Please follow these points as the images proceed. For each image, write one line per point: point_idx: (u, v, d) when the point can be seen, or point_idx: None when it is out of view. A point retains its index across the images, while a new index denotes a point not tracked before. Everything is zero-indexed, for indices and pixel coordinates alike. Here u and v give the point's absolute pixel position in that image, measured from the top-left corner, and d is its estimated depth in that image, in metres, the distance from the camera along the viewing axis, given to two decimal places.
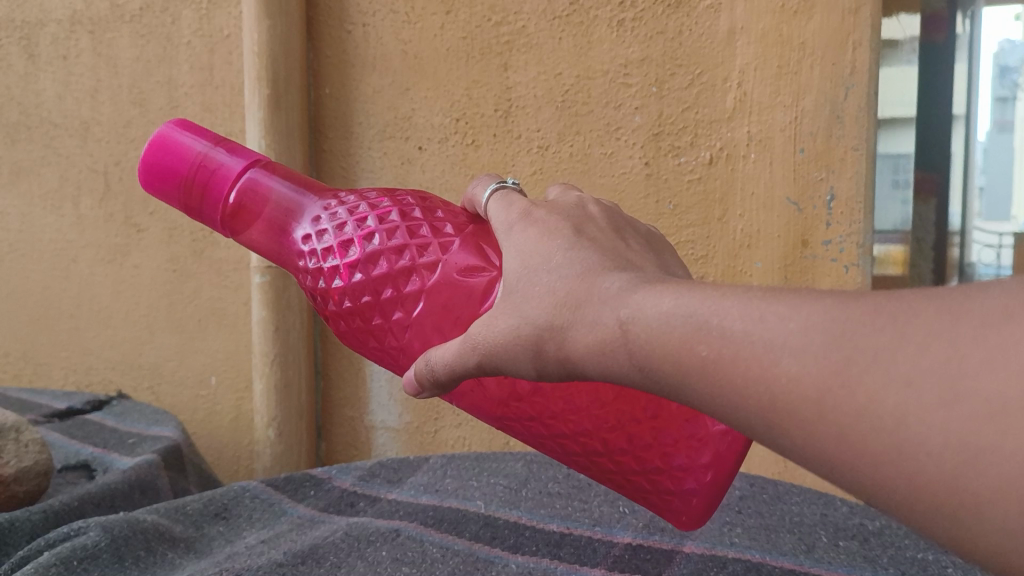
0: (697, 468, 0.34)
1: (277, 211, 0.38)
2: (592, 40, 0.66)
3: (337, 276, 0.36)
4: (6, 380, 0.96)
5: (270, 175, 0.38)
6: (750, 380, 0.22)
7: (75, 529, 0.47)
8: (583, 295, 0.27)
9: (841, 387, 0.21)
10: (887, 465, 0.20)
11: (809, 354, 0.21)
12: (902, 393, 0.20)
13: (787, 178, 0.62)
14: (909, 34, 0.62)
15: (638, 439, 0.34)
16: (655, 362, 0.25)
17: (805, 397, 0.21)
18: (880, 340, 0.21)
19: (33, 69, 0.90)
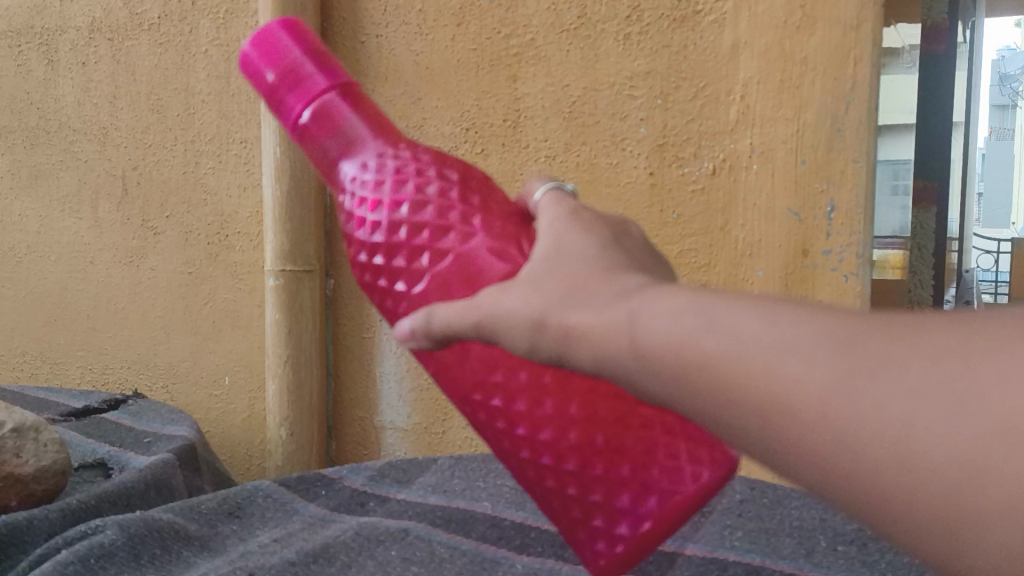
0: (641, 513, 0.30)
1: (336, 142, 0.33)
2: (599, 53, 0.67)
3: (366, 221, 0.31)
4: (25, 378, 0.99)
5: (353, 103, 0.33)
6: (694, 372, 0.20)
7: (92, 527, 0.49)
8: (572, 282, 0.24)
9: (770, 382, 0.19)
10: (802, 470, 0.19)
11: (746, 350, 0.19)
12: (817, 397, 0.18)
13: (788, 189, 0.63)
14: (909, 43, 0.62)
15: (593, 466, 0.31)
16: (612, 348, 0.22)
17: (730, 390, 0.20)
18: (818, 339, 0.19)
19: (53, 75, 0.92)
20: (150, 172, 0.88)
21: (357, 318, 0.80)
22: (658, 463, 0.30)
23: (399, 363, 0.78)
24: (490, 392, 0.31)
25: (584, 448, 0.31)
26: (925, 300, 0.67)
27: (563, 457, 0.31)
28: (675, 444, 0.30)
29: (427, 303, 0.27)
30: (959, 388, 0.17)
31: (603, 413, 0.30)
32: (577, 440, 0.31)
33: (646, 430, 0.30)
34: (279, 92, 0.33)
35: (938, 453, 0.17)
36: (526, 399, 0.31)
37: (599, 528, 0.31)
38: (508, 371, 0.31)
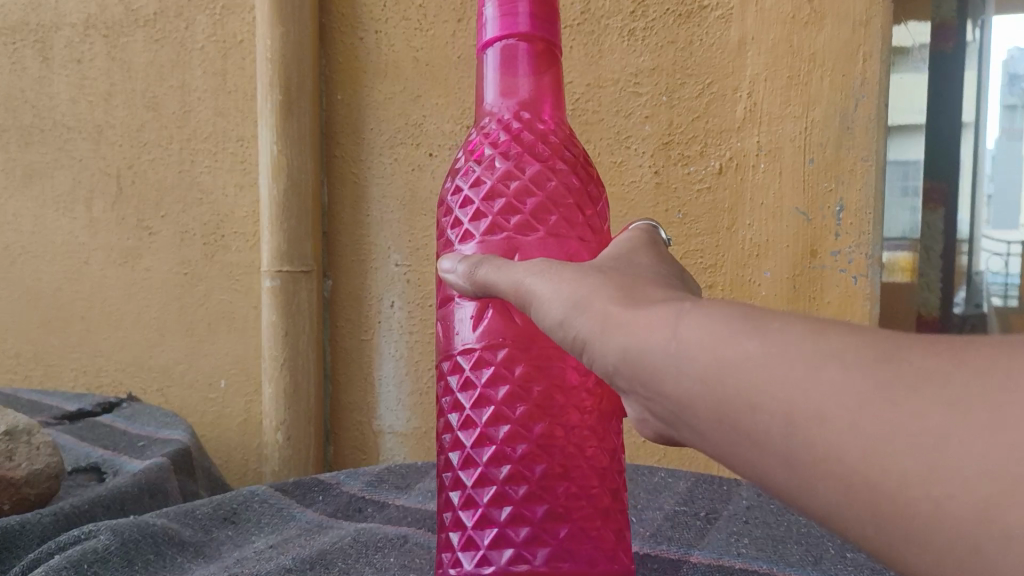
0: (532, 555, 0.33)
1: (513, 79, 0.36)
2: (603, 48, 0.66)
3: (482, 162, 0.36)
4: (16, 380, 0.97)
5: (546, 68, 0.36)
6: (731, 376, 0.22)
7: (85, 532, 0.47)
8: (641, 290, 0.27)
9: (806, 391, 0.20)
10: (824, 485, 0.20)
11: (785, 358, 0.21)
12: (851, 407, 0.19)
13: (796, 188, 0.62)
14: (919, 42, 0.60)
15: (522, 477, 0.35)
16: (652, 340, 0.24)
17: (761, 392, 0.21)
18: (862, 357, 0.20)
19: (47, 72, 0.90)
20: (145, 171, 0.87)
21: (355, 320, 0.78)
22: (570, 523, 0.34)
23: (399, 366, 0.77)
24: (487, 370, 0.35)
25: (527, 465, 0.35)
26: (932, 304, 0.63)
27: (512, 458, 0.35)
28: (593, 512, 0.35)
29: (521, 275, 0.30)
30: (997, 408, 0.18)
31: (566, 444, 0.35)
32: (530, 454, 0.35)
33: (585, 484, 0.35)
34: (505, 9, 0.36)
35: (971, 474, 0.17)
36: (517, 391, 0.35)
37: (482, 540, 0.34)
38: (509, 360, 0.35)
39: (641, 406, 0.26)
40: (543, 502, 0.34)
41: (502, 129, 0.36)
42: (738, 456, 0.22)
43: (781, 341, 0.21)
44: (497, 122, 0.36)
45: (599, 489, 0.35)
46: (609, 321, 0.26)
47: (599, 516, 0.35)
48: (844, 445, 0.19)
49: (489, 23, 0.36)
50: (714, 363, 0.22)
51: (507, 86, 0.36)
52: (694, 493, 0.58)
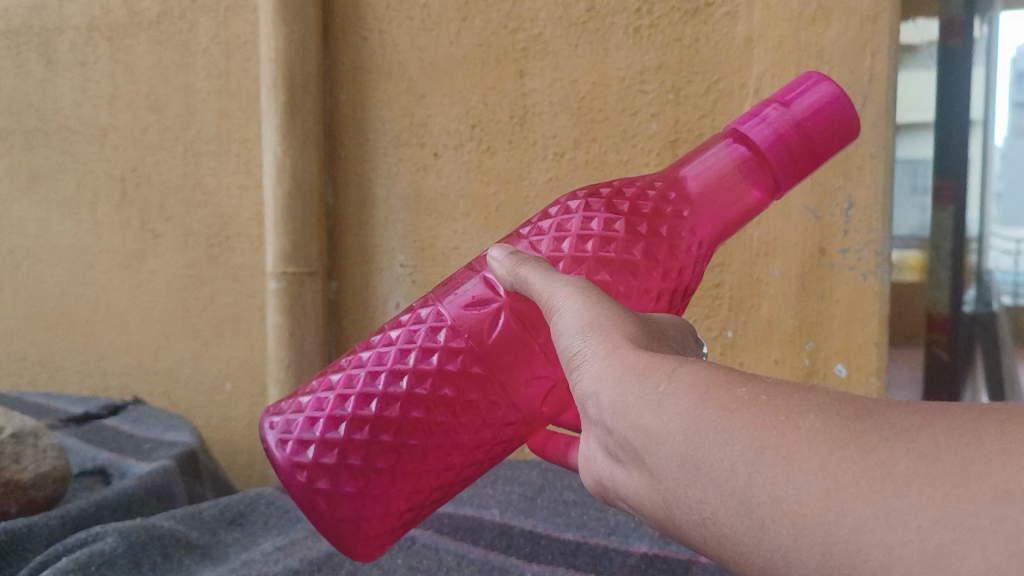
0: (312, 474, 0.37)
1: (719, 175, 0.39)
2: (609, 48, 0.66)
3: (607, 214, 0.39)
4: (23, 385, 0.97)
5: (750, 198, 0.39)
6: (712, 408, 0.22)
7: (92, 535, 0.47)
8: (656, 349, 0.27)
9: (784, 435, 0.21)
10: (775, 526, 0.20)
11: (776, 402, 0.21)
12: (822, 452, 0.20)
13: (805, 186, 0.61)
14: (927, 39, 0.59)
15: (375, 431, 0.38)
16: (648, 374, 0.25)
17: (735, 427, 0.21)
18: (843, 412, 0.21)
19: (51, 75, 0.90)
20: (149, 173, 0.87)
21: (361, 321, 0.78)
22: (358, 489, 0.37)
23: None
24: (435, 342, 0.38)
25: (382, 428, 0.38)
26: (940, 302, 0.62)
27: (380, 412, 0.38)
28: (383, 504, 0.38)
29: (560, 290, 0.31)
30: (960, 461, 0.18)
31: (421, 447, 0.38)
32: (393, 423, 0.38)
33: (402, 482, 0.38)
34: (766, 116, 0.38)
35: (927, 522, 0.18)
36: (433, 377, 0.37)
37: (298, 433, 0.38)
38: (447, 356, 0.37)
39: (608, 438, 0.26)
40: (359, 458, 0.37)
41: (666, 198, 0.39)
42: (695, 498, 0.22)
43: (771, 388, 0.22)
44: (663, 194, 0.39)
45: (403, 497, 0.38)
46: (618, 349, 0.26)
47: (381, 512, 0.38)
48: (808, 484, 0.20)
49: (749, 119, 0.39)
50: (699, 396, 0.23)
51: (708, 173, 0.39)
52: None
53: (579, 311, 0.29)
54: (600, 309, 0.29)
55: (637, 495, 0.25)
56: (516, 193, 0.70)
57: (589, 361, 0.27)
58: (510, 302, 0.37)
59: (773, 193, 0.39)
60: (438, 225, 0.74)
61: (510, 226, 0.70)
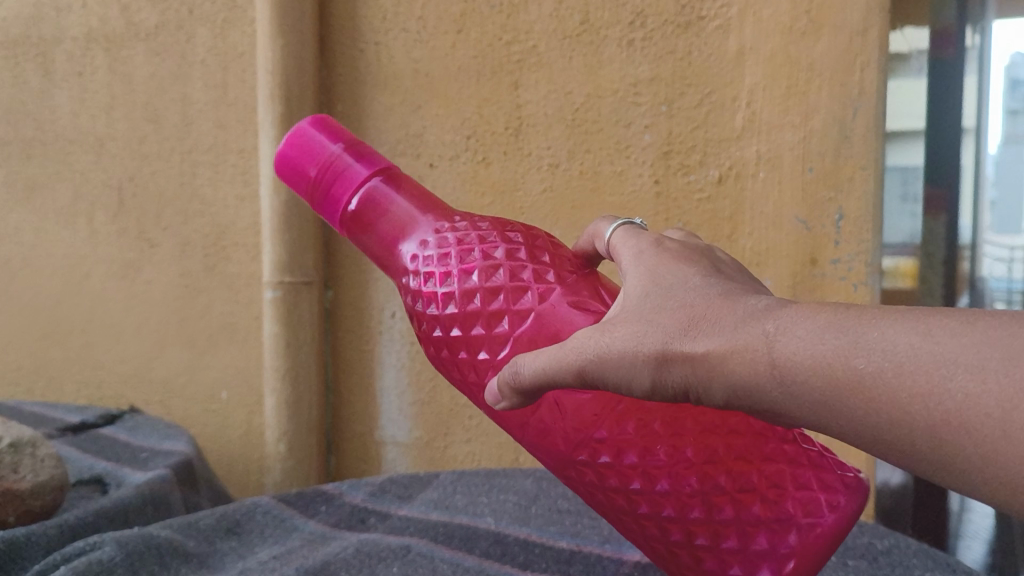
0: (776, 561, 0.32)
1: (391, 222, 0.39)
2: (602, 59, 0.66)
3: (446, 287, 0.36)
4: (19, 393, 0.97)
5: (394, 190, 0.39)
6: (865, 404, 0.24)
7: (90, 544, 0.47)
8: (709, 305, 0.28)
9: (952, 398, 0.22)
10: (985, 485, 0.22)
11: (912, 369, 0.23)
12: (997, 415, 0.21)
13: (796, 198, 0.62)
14: (917, 48, 0.60)
15: (718, 508, 0.33)
16: (761, 378, 0.26)
17: (897, 409, 0.23)
18: (990, 361, 0.22)
19: (49, 86, 0.91)
20: (146, 183, 0.87)
21: (356, 329, 0.78)
22: (774, 496, 0.32)
23: (400, 376, 0.77)
24: (605, 458, 0.34)
25: (704, 499, 0.33)
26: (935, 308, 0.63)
27: (687, 503, 0.33)
28: (795, 477, 0.32)
29: (581, 344, 0.30)
30: None
31: (720, 461, 0.33)
32: (695, 492, 0.33)
33: (759, 468, 0.32)
34: (320, 189, 0.39)
35: None
36: (646, 456, 0.34)
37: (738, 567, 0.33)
38: (628, 437, 0.34)
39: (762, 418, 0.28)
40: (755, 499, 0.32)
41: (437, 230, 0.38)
42: (884, 458, 0.25)
43: (892, 354, 0.23)
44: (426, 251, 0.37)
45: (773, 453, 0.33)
46: (703, 344, 0.27)
47: (796, 473, 0.32)
48: (1004, 453, 0.21)
49: (330, 206, 0.40)
50: (830, 382, 0.24)
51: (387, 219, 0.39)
52: None
53: (625, 353, 0.29)
54: (640, 328, 0.29)
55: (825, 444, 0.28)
56: (511, 204, 0.71)
57: (678, 367, 0.28)
58: (550, 393, 0.35)
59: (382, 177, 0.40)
60: None
61: None
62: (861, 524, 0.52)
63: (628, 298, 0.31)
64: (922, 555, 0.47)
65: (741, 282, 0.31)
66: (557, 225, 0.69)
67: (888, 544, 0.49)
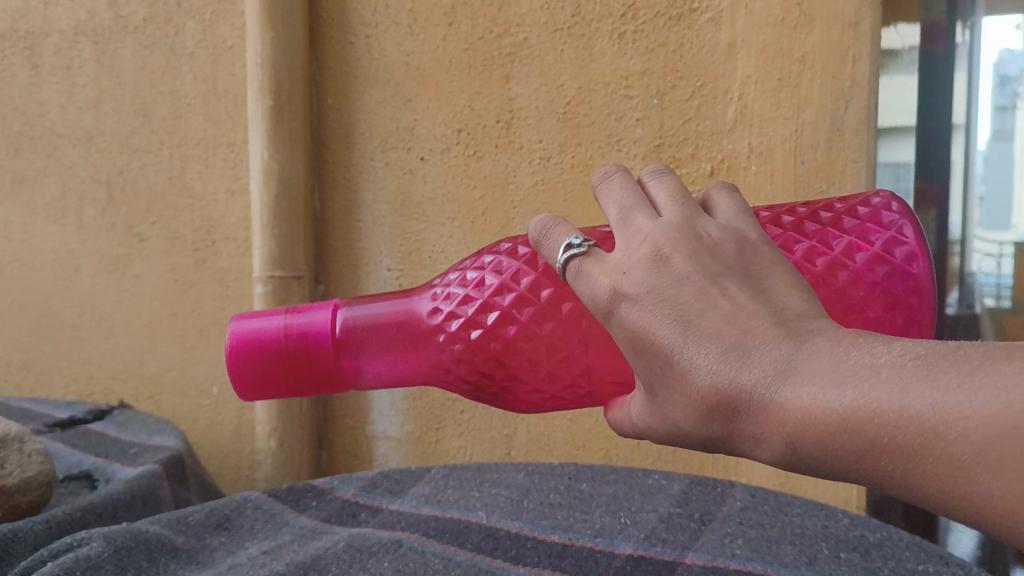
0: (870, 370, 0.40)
1: (385, 345, 0.41)
2: (594, 52, 0.66)
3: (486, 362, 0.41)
4: (8, 390, 0.96)
5: (355, 310, 0.40)
6: (897, 490, 0.25)
7: (77, 540, 0.47)
8: (711, 398, 0.27)
9: (975, 493, 0.23)
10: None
11: (933, 466, 0.23)
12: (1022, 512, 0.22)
13: (788, 191, 0.62)
14: (909, 44, 0.60)
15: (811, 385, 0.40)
16: (802, 467, 0.27)
17: (924, 495, 0.24)
18: (1005, 457, 0.22)
19: (37, 79, 0.90)
20: (136, 177, 0.87)
21: None
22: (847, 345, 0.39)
23: None
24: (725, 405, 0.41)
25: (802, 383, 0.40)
26: None
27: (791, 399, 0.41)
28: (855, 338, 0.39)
29: (643, 430, 0.32)
30: None
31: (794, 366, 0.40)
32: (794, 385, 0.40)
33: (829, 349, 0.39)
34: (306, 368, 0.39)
35: None
36: None
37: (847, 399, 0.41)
38: None
39: None
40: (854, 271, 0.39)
41: (432, 332, 0.41)
42: None
43: (908, 454, 0.24)
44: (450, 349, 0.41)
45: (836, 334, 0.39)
46: (740, 442, 0.28)
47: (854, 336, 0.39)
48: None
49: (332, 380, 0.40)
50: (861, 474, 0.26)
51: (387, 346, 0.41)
52: (688, 495, 0.56)
53: (678, 441, 0.30)
54: (670, 418, 0.30)
55: None
56: (502, 197, 0.70)
57: (724, 448, 0.29)
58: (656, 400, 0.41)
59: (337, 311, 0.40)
60: (424, 229, 0.74)
61: (496, 229, 0.71)
62: (854, 517, 0.52)
63: (638, 376, 0.30)
64: (915, 549, 0.47)
65: (710, 318, 0.28)
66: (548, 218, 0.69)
67: (881, 538, 0.49)
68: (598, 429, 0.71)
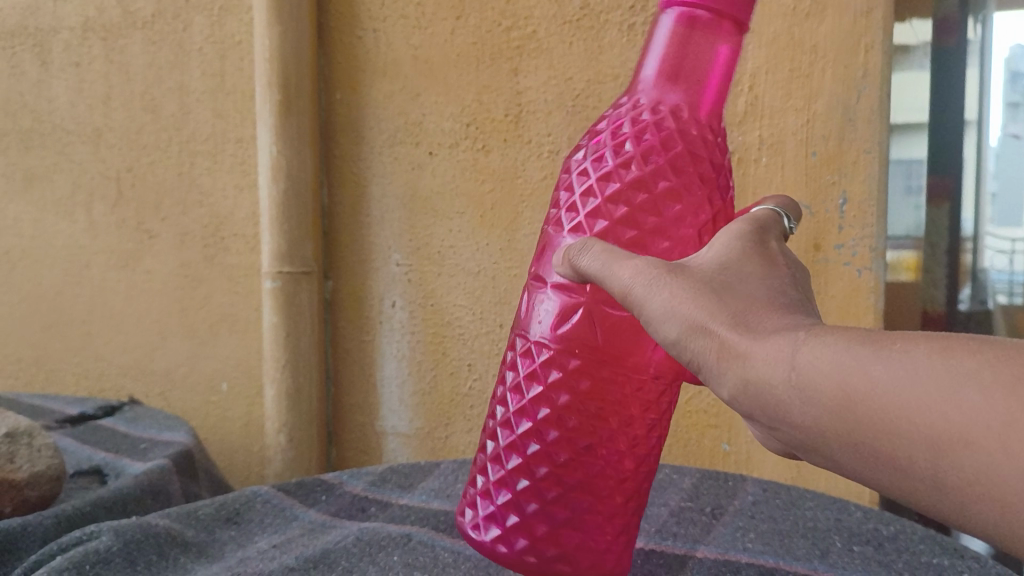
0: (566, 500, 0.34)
1: (667, 50, 0.32)
2: (603, 44, 0.66)
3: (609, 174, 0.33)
4: (19, 386, 0.97)
5: (727, 51, 0.32)
6: (873, 416, 0.22)
7: (87, 533, 0.47)
8: (747, 307, 0.27)
9: (965, 469, 0.21)
10: (977, 504, 0.21)
11: (918, 379, 0.22)
12: (996, 429, 0.20)
13: (800, 182, 0.62)
14: (922, 40, 0.60)
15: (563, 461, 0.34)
16: (775, 380, 0.24)
17: (896, 418, 0.22)
18: (998, 377, 0.20)
19: (46, 76, 0.90)
20: (145, 173, 0.87)
21: (356, 320, 0.78)
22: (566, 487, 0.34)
23: (401, 366, 0.77)
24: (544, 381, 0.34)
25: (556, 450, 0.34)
26: (938, 300, 0.63)
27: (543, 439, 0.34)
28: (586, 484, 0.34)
29: (626, 282, 0.28)
30: None
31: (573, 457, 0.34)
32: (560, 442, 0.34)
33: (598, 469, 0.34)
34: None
35: None
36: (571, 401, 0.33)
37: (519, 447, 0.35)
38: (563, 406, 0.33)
39: (763, 428, 0.27)
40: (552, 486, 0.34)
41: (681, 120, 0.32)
42: (879, 481, 0.23)
43: (907, 364, 0.22)
44: (652, 114, 0.32)
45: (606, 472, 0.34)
46: (728, 334, 0.26)
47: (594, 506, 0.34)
48: (1003, 474, 0.20)
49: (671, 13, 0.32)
50: (836, 386, 0.23)
51: (701, 77, 0.32)
52: (699, 489, 0.56)
53: (661, 310, 0.27)
54: (690, 289, 0.27)
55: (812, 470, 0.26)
56: (511, 191, 0.70)
57: (700, 340, 0.26)
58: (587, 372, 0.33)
59: (739, 33, 0.32)
60: (433, 224, 0.74)
61: (505, 223, 0.71)
62: (868, 510, 0.51)
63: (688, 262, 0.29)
64: (929, 542, 0.47)
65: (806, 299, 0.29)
66: None
67: (894, 531, 0.48)
68: None
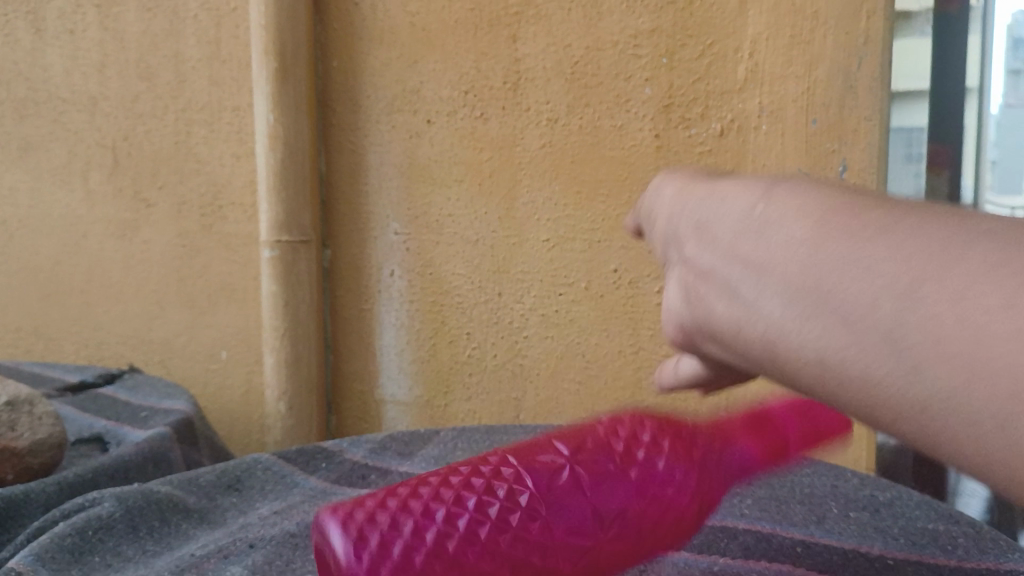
0: None
1: None
2: (602, 11, 0.65)
3: None
4: (18, 355, 0.97)
5: None
6: (800, 247, 0.22)
7: (90, 499, 0.47)
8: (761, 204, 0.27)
9: (850, 293, 0.20)
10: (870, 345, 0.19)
11: (849, 221, 0.21)
12: (900, 256, 0.19)
13: (799, 150, 0.62)
14: (924, 6, 0.59)
15: None
16: (739, 223, 0.25)
17: (817, 248, 0.21)
18: (930, 224, 0.20)
19: (40, 44, 0.89)
20: (142, 142, 0.86)
21: (356, 290, 0.78)
22: None
23: (400, 335, 0.77)
24: None
25: None
26: None
27: None
28: None
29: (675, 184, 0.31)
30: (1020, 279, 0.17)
31: None
32: None
33: None
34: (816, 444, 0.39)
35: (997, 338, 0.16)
36: None
37: None
38: None
39: (706, 293, 0.27)
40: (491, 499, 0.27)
41: None
42: (782, 325, 0.22)
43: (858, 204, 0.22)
44: None
45: None
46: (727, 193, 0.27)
47: None
48: (895, 299, 0.19)
49: None
50: (789, 216, 0.23)
51: None
52: None
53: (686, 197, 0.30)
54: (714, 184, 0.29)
55: (726, 332, 0.26)
56: (510, 159, 0.70)
57: (707, 204, 0.28)
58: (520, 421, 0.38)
59: None
60: (431, 192, 0.74)
61: (504, 192, 0.71)
62: (864, 476, 0.52)
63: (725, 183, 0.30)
64: (925, 508, 0.47)
65: None
66: (556, 180, 0.69)
67: (890, 497, 0.49)
68: (606, 392, 0.70)
